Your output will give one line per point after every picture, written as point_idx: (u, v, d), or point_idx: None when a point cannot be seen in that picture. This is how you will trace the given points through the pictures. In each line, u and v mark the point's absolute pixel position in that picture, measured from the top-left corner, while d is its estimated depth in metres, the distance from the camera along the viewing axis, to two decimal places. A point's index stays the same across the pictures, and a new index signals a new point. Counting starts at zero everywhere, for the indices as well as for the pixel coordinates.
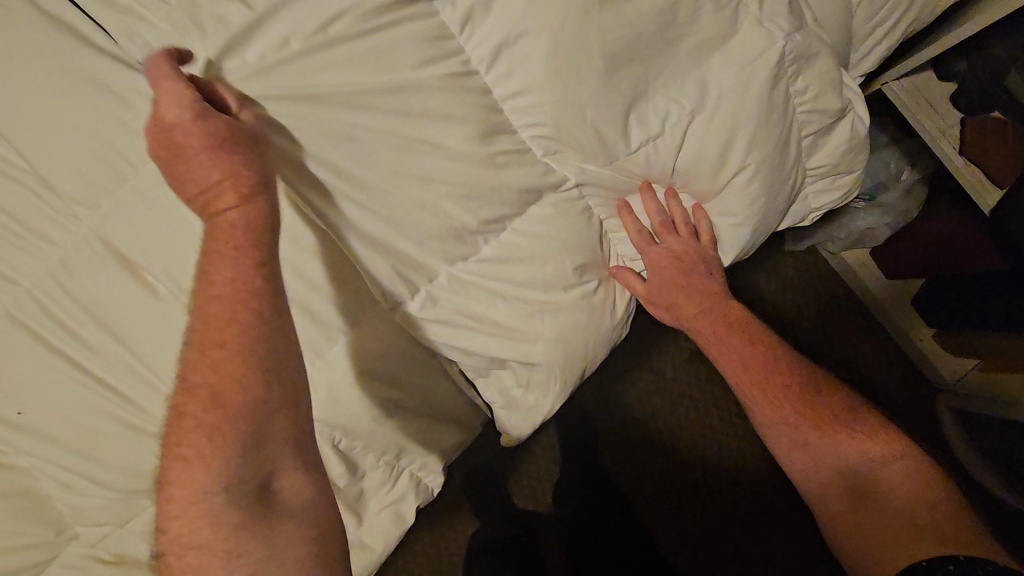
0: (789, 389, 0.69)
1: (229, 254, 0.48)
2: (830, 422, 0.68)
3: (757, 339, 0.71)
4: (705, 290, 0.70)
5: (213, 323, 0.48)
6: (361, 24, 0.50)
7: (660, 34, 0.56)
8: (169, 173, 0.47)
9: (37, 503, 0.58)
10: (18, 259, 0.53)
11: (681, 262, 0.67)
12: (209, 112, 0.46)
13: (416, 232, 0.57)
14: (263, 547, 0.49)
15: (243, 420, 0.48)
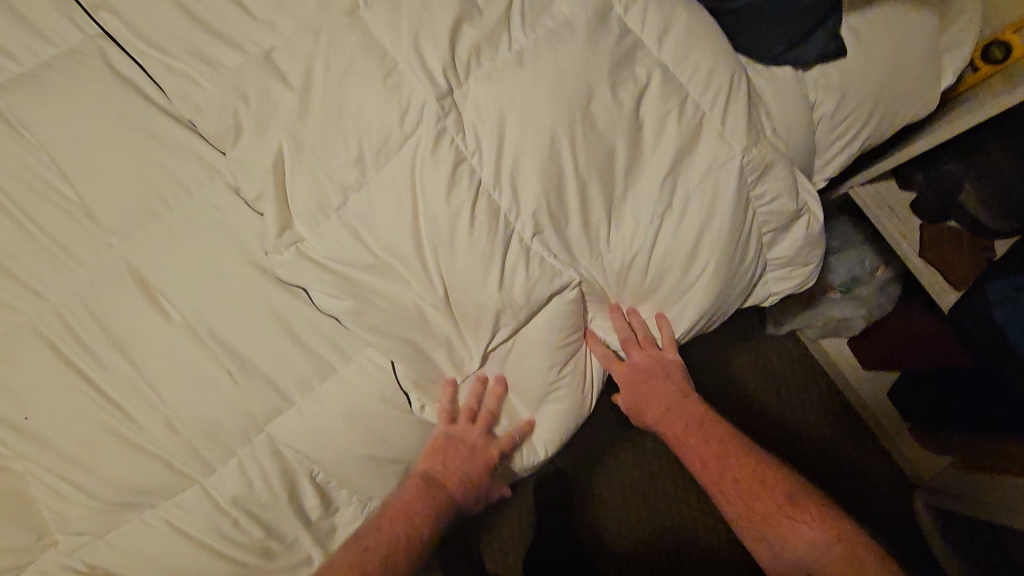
0: (735, 480, 0.66)
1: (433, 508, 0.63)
2: (778, 516, 0.63)
3: (709, 429, 0.69)
4: (666, 393, 0.71)
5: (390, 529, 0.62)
6: (377, 106, 0.59)
7: (637, 132, 0.64)
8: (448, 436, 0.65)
9: (25, 505, 0.59)
10: (54, 277, 0.62)
11: (648, 373, 0.70)
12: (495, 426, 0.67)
13: (404, 290, 0.62)
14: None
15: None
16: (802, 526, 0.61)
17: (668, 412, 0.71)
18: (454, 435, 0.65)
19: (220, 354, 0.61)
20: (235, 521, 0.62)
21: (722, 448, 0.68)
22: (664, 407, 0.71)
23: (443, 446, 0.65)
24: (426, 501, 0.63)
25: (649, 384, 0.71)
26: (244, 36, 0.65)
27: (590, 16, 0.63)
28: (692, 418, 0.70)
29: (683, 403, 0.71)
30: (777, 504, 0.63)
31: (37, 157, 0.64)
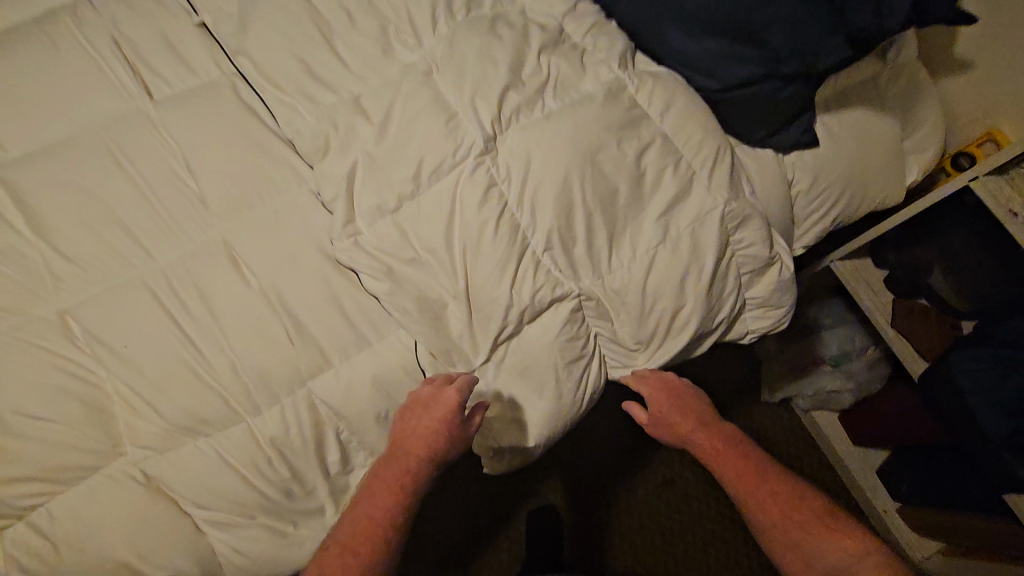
0: (774, 497, 0.75)
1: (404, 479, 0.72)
2: (818, 526, 0.72)
3: (746, 453, 0.80)
4: (702, 417, 0.83)
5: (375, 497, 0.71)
6: (434, 140, 0.78)
7: (636, 180, 0.79)
8: (411, 408, 0.74)
9: (106, 417, 0.71)
10: (167, 243, 0.79)
11: (676, 396, 0.83)
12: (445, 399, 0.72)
13: (435, 283, 0.77)
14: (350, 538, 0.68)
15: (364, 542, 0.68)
16: (829, 529, 0.71)
17: (705, 430, 0.82)
18: (415, 403, 0.73)
19: (281, 316, 0.76)
20: (269, 458, 0.73)
21: (756, 464, 0.79)
22: (703, 427, 0.83)
23: (408, 416, 0.74)
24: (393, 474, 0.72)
25: (685, 414, 0.83)
26: (343, 86, 0.86)
27: (605, 95, 0.82)
28: (729, 439, 0.82)
29: (718, 431, 0.82)
30: (805, 509, 0.74)
31: (171, 153, 0.83)
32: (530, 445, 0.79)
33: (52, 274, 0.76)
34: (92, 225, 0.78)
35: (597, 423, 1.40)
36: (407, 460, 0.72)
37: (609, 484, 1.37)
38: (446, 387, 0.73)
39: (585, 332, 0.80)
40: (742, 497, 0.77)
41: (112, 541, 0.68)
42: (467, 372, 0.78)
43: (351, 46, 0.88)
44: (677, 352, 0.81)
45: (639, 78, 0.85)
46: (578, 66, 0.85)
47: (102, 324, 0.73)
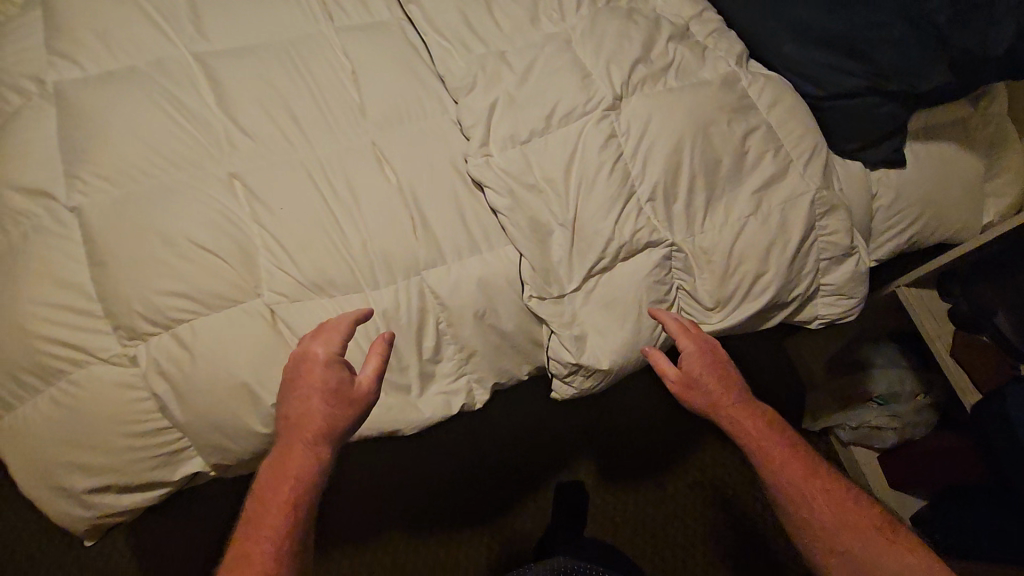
0: (826, 494, 0.77)
1: (305, 445, 0.72)
2: (867, 533, 0.75)
3: (788, 436, 0.82)
4: (738, 391, 0.83)
5: (274, 471, 0.71)
6: (568, 92, 0.90)
7: (738, 155, 0.89)
8: (292, 375, 0.75)
9: (250, 261, 0.83)
10: (325, 136, 0.92)
11: (712, 359, 0.84)
12: (333, 360, 0.74)
13: (547, 209, 0.87)
14: (262, 514, 0.69)
15: (279, 512, 0.69)
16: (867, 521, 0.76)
17: (745, 405, 0.82)
18: (300, 369, 0.74)
19: (411, 211, 0.87)
20: (378, 327, 0.83)
21: (797, 449, 0.81)
22: (742, 402, 0.83)
23: (291, 383, 0.74)
24: (289, 442, 0.72)
25: (731, 396, 0.83)
26: (493, 42, 1.00)
27: (720, 83, 0.93)
28: (771, 419, 0.83)
29: (766, 419, 0.82)
30: (845, 498, 0.77)
31: (339, 67, 0.97)
32: (604, 368, 0.85)
33: (229, 142, 0.90)
34: (267, 110, 0.92)
35: (638, 413, 1.44)
36: (297, 424, 0.72)
37: (641, 473, 1.40)
38: (316, 344, 0.75)
39: (669, 280, 0.88)
40: (783, 481, 0.78)
41: (237, 362, 0.79)
42: (559, 294, 0.87)
43: (504, 8, 1.02)
44: (751, 315, 0.89)
45: (752, 75, 0.96)
46: (700, 56, 0.97)
47: (264, 188, 0.86)
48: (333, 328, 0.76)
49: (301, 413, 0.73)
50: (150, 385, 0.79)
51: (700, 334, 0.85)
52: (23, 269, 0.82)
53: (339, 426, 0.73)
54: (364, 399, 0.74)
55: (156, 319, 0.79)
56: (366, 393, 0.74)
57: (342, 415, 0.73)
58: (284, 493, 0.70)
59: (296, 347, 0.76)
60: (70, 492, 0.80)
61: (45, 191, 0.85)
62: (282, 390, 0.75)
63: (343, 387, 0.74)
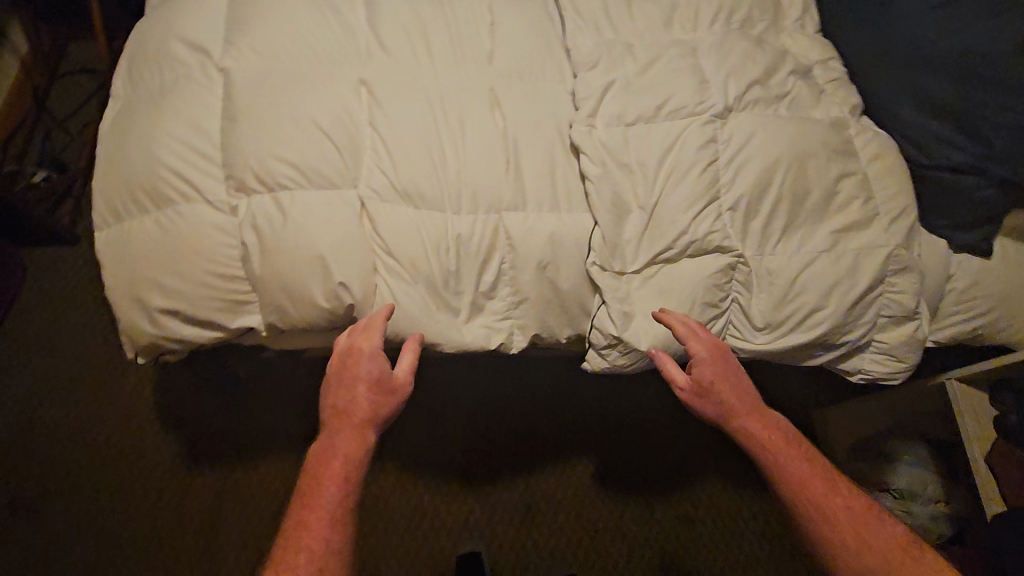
0: (849, 517, 0.75)
1: (354, 427, 0.79)
2: (896, 556, 0.72)
3: (804, 452, 0.82)
4: (749, 401, 0.85)
5: (325, 451, 0.77)
6: (682, 92, 0.95)
7: (826, 192, 0.92)
8: (342, 367, 0.82)
9: (357, 155, 0.91)
10: (452, 72, 1.00)
11: (723, 368, 0.85)
12: (379, 354, 0.82)
13: (632, 189, 0.92)
14: (320, 486, 0.75)
15: (334, 484, 0.75)
16: (896, 542, 0.73)
17: (754, 418, 0.84)
18: (348, 362, 0.82)
19: (508, 155, 0.94)
20: (448, 246, 0.89)
21: (812, 465, 0.81)
22: (751, 415, 0.84)
23: (341, 374, 0.82)
24: (340, 425, 0.79)
25: (743, 405, 0.85)
26: (624, 35, 1.07)
27: (828, 124, 0.97)
28: (785, 435, 0.84)
29: (783, 436, 0.83)
30: (871, 519, 0.75)
31: (482, 17, 1.06)
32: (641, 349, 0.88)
33: (368, 54, 1.00)
34: (409, 35, 1.02)
35: (649, 429, 1.44)
36: (347, 412, 0.80)
37: (636, 489, 1.40)
38: (362, 337, 0.82)
39: (728, 288, 0.90)
40: (798, 498, 0.78)
41: (319, 235, 0.85)
42: (620, 270, 0.91)
43: (643, 7, 1.09)
44: (797, 346, 0.90)
45: (862, 127, 0.99)
46: (816, 96, 1.00)
47: (387, 98, 0.95)
48: (372, 323, 0.83)
49: (350, 402, 0.80)
50: (241, 235, 0.87)
51: (712, 342, 0.86)
52: (167, 107, 0.93)
53: (380, 413, 0.81)
54: (402, 390, 0.82)
55: (263, 180, 0.87)
56: (404, 384, 0.83)
57: (387, 405, 0.81)
58: (331, 474, 0.75)
59: (340, 343, 0.84)
60: (144, 306, 0.88)
61: (205, 50, 0.97)
62: (330, 382, 0.82)
63: (390, 381, 0.82)
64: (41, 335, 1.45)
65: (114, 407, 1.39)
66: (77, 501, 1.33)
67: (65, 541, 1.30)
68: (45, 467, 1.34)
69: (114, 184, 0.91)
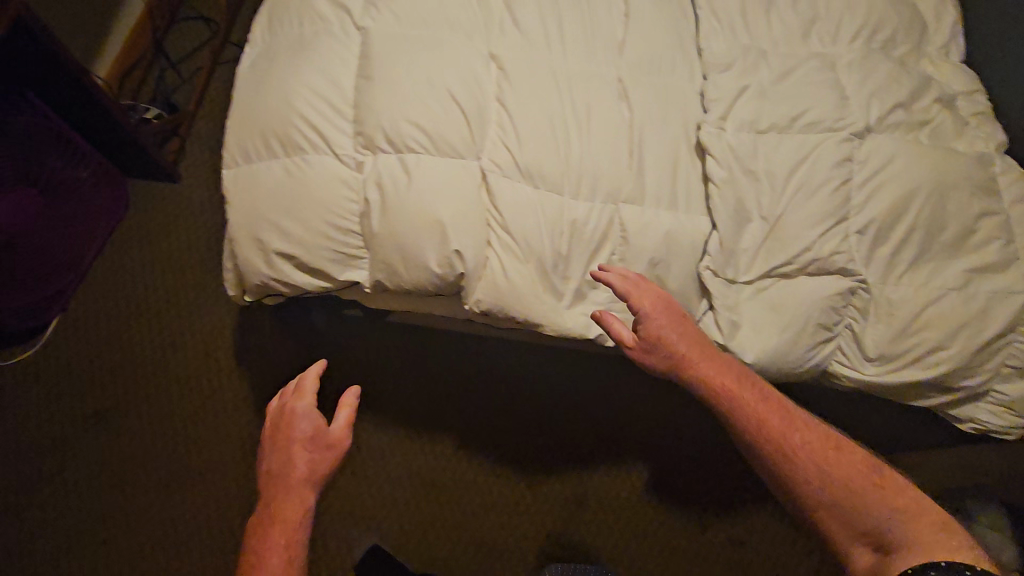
0: (815, 451, 0.74)
1: (297, 492, 0.73)
2: (847, 474, 0.72)
3: (758, 386, 0.81)
4: (699, 346, 0.83)
5: (264, 524, 0.71)
6: (822, 106, 0.92)
7: (964, 228, 0.87)
8: (278, 434, 0.77)
9: (483, 128, 0.91)
10: (582, 56, 0.99)
11: (667, 316, 0.83)
12: (313, 416, 0.77)
13: (757, 198, 0.89)
14: (265, 560, 0.68)
15: (281, 558, 0.69)
16: (846, 460, 0.74)
17: (706, 362, 0.82)
18: (283, 427, 0.77)
19: (632, 147, 0.92)
20: (563, 229, 0.89)
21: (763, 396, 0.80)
22: (702, 360, 0.82)
23: (278, 443, 0.76)
24: (277, 491, 0.73)
25: (695, 351, 0.82)
26: (761, 42, 1.04)
27: (972, 158, 0.92)
28: (738, 373, 0.82)
29: (733, 372, 0.82)
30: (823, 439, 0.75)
31: (616, 5, 1.04)
32: (745, 362, 0.86)
33: (501, 29, 1.00)
34: (543, 13, 1.01)
35: (707, 447, 1.41)
36: (280, 475, 0.74)
37: (687, 504, 1.37)
38: (292, 401, 0.78)
39: (843, 313, 0.88)
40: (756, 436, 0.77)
41: (440, 201, 0.86)
42: (733, 278, 0.88)
43: (784, 15, 1.05)
44: (910, 383, 0.86)
45: (1009, 167, 0.93)
46: (960, 128, 0.95)
47: (516, 75, 0.95)
48: (303, 383, 0.79)
49: (286, 469, 0.74)
50: (365, 192, 0.89)
51: (658, 293, 0.85)
52: (305, 58, 0.95)
53: (317, 472, 0.75)
54: (339, 447, 0.76)
55: (392, 141, 0.89)
56: (341, 440, 0.76)
57: (328, 465, 0.76)
58: (272, 542, 0.69)
59: (275, 405, 0.80)
60: (263, 247, 0.91)
61: (345, 6, 0.98)
62: (267, 452, 0.77)
63: (327, 440, 0.76)
64: (138, 263, 1.52)
65: (196, 340, 1.46)
66: (152, 424, 1.39)
67: (138, 459, 1.37)
68: (127, 386, 1.42)
69: (248, 126, 0.94)
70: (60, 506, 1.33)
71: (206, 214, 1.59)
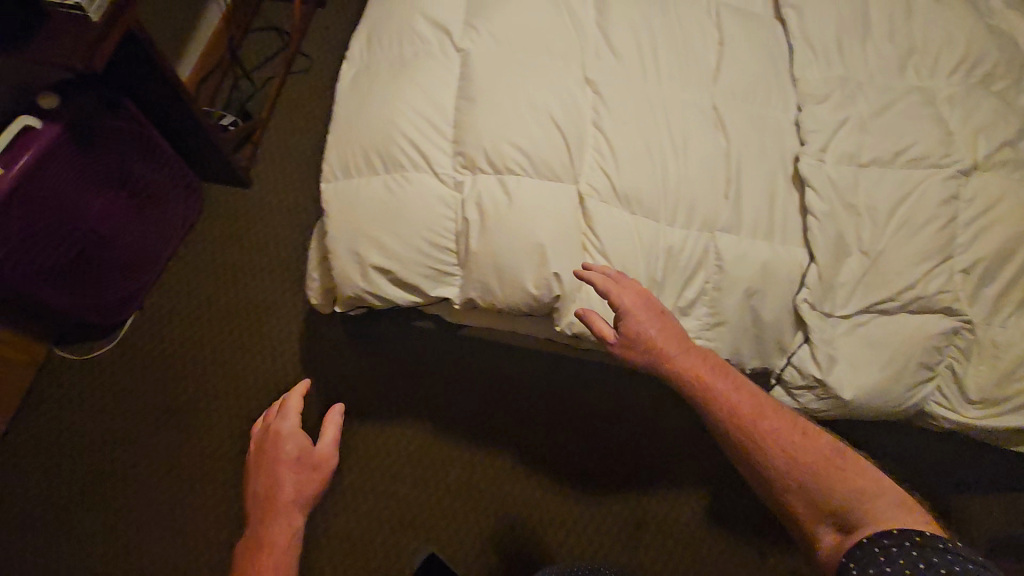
0: (780, 437, 0.74)
1: (287, 511, 0.73)
2: (810, 456, 0.72)
3: (731, 378, 0.81)
4: (678, 342, 0.84)
5: (256, 545, 0.71)
6: (925, 143, 0.91)
7: None
8: (264, 457, 0.77)
9: (581, 152, 0.92)
10: (678, 83, 1.00)
11: (646, 311, 0.84)
12: (297, 438, 0.77)
13: (858, 232, 0.88)
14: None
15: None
16: (807, 440, 0.74)
17: (684, 357, 0.83)
18: (269, 450, 0.77)
19: (730, 176, 0.92)
20: (659, 255, 0.89)
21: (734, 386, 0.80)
22: (680, 355, 0.83)
23: (265, 464, 0.76)
24: (266, 510, 0.73)
25: (674, 347, 0.83)
26: (857, 73, 1.03)
27: None
28: (714, 367, 0.82)
29: (710, 365, 0.82)
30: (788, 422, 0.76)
31: (710, 33, 1.05)
32: (844, 399, 0.85)
33: (597, 54, 1.01)
34: (638, 39, 1.02)
35: None
36: (269, 497, 0.74)
37: (748, 533, 1.35)
38: (279, 422, 0.78)
39: (945, 353, 0.86)
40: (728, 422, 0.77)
41: (541, 223, 0.87)
42: (830, 312, 0.87)
43: (880, 47, 1.04)
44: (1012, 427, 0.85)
45: None
46: None
47: (613, 101, 0.96)
48: (287, 404, 0.79)
49: (272, 491, 0.74)
50: (464, 211, 0.90)
51: (636, 288, 0.84)
52: (407, 77, 0.97)
53: (304, 493, 0.75)
54: (325, 466, 0.77)
55: (493, 163, 0.90)
56: (326, 458, 0.77)
57: (315, 483, 0.76)
58: (263, 566, 0.68)
59: (258, 431, 0.81)
60: (362, 261, 0.93)
61: (446, 28, 1.00)
62: (252, 473, 0.77)
63: (312, 462, 0.76)
64: (211, 265, 1.57)
65: (264, 343, 1.49)
66: (221, 425, 1.42)
67: (207, 457, 1.40)
68: (199, 385, 1.46)
69: (350, 142, 0.96)
70: (132, 499, 1.37)
71: (275, 219, 1.63)
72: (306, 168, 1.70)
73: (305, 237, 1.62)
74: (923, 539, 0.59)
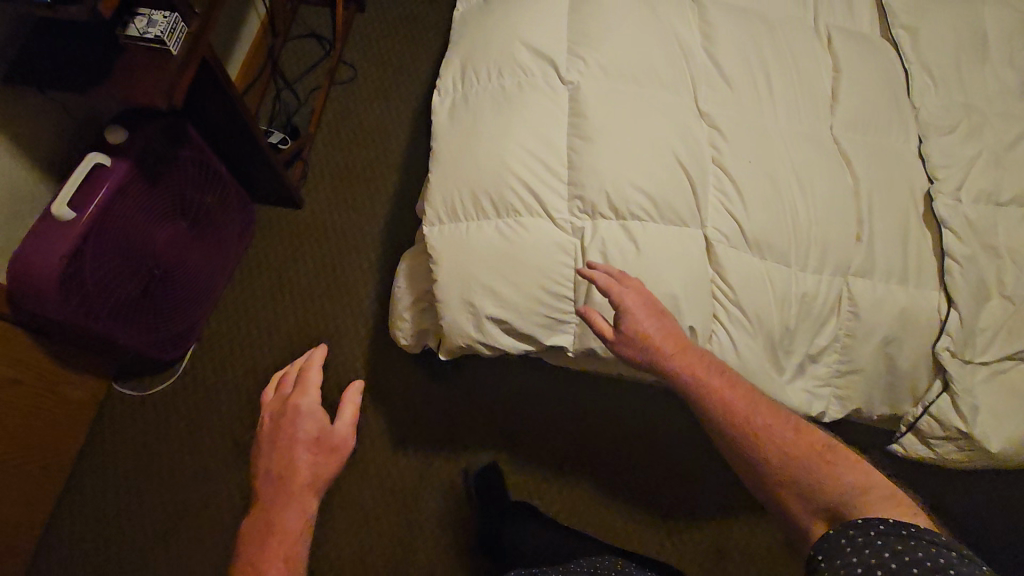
0: (771, 433, 0.71)
1: (303, 496, 0.59)
2: (810, 456, 0.69)
3: (728, 377, 0.77)
4: (676, 340, 0.79)
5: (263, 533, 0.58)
6: None
7: None
8: (277, 427, 0.62)
9: (704, 193, 0.87)
10: (796, 117, 0.95)
11: (646, 312, 0.79)
12: (318, 413, 0.62)
13: (998, 275, 0.87)
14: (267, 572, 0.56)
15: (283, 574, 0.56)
16: (805, 440, 0.71)
17: (683, 357, 0.77)
18: (281, 420, 0.62)
19: (861, 217, 0.88)
20: (792, 303, 0.85)
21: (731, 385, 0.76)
22: (679, 356, 0.77)
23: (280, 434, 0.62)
24: (275, 489, 0.59)
25: (673, 347, 0.78)
26: (979, 99, 0.98)
27: None
28: (712, 367, 0.78)
29: (705, 363, 0.78)
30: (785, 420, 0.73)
31: (823, 59, 0.99)
32: (990, 448, 0.84)
33: (710, 84, 0.95)
34: (750, 69, 0.96)
35: None
36: (284, 477, 0.60)
37: None
38: (298, 391, 0.63)
39: None
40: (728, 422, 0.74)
41: (673, 273, 0.83)
42: (970, 359, 0.85)
43: (999, 72, 1.00)
44: None
45: None
46: None
47: (733, 137, 0.91)
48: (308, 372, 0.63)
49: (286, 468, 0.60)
50: (585, 258, 0.86)
51: (640, 290, 0.79)
52: (514, 114, 0.91)
53: (325, 477, 0.61)
54: (346, 446, 0.62)
55: (618, 209, 0.86)
56: (347, 439, 0.62)
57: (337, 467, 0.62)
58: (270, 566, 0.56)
59: (272, 398, 0.65)
60: (476, 311, 0.88)
61: (550, 58, 0.94)
62: (258, 445, 0.63)
63: (333, 442, 0.61)
64: (268, 291, 1.51)
65: (329, 372, 1.45)
66: None
67: None
68: None
69: (456, 184, 0.91)
70: (203, 536, 1.33)
71: (331, 241, 1.58)
72: (360, 186, 1.64)
73: (364, 259, 1.56)
74: (887, 525, 0.57)
